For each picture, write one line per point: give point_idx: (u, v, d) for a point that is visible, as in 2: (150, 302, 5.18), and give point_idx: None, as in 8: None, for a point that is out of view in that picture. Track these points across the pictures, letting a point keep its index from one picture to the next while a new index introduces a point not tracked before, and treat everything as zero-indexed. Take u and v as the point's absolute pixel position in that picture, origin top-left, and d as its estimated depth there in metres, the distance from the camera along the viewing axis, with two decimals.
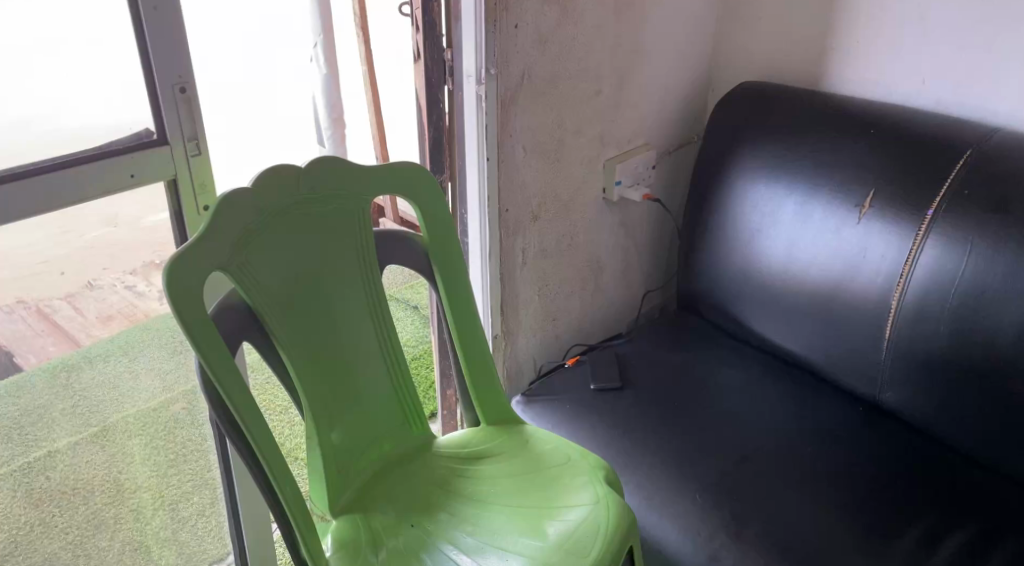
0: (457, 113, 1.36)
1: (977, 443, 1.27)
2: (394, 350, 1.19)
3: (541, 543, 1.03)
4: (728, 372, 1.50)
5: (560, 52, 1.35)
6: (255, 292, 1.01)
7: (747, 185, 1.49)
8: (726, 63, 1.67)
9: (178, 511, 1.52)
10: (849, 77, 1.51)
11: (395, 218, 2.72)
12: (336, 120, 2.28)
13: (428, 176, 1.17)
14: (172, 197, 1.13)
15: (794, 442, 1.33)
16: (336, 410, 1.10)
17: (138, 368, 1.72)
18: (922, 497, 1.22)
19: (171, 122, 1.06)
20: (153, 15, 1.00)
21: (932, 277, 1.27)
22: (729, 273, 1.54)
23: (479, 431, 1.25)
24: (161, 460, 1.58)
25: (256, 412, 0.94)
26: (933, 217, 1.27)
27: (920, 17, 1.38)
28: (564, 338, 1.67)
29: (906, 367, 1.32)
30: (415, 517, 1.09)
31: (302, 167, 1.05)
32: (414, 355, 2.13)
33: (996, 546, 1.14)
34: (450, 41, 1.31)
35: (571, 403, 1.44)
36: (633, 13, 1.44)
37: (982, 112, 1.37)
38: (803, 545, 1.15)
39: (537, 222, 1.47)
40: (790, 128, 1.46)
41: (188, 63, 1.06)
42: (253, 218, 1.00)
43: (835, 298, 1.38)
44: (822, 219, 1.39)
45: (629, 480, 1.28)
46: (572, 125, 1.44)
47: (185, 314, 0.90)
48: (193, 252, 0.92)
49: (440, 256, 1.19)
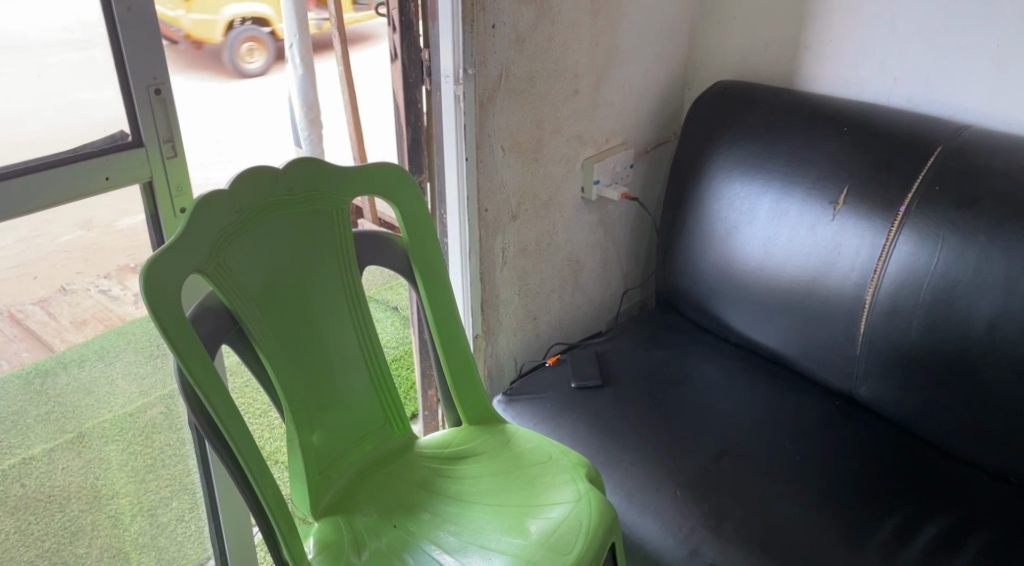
0: (435, 113, 1.36)
1: (947, 434, 1.29)
2: (374, 351, 1.19)
3: (523, 541, 1.04)
4: (707, 369, 1.51)
5: (538, 52, 1.35)
6: (233, 294, 1.00)
7: (723, 183, 1.51)
8: (702, 62, 1.69)
9: (156, 517, 1.56)
10: (820, 76, 1.53)
11: (374, 218, 2.72)
12: (313, 123, 2.26)
13: (407, 175, 1.17)
14: (148, 200, 1.12)
15: (773, 436, 1.34)
16: (316, 411, 1.10)
17: (114, 372, 1.59)
18: (897, 489, 1.24)
19: (146, 125, 1.05)
20: (127, 17, 1.00)
21: (905, 272, 1.29)
22: (705, 271, 1.55)
23: (460, 431, 1.25)
24: (139, 465, 1.56)
25: (236, 415, 0.94)
26: (905, 214, 1.29)
27: (890, 16, 1.40)
28: (544, 337, 1.67)
29: (880, 361, 1.34)
30: (397, 518, 1.08)
31: (279, 168, 1.05)
32: (395, 356, 2.13)
33: (968, 534, 1.17)
34: (427, 41, 1.31)
35: (552, 401, 1.44)
36: (610, 13, 1.45)
37: (949, 110, 1.39)
38: (784, 538, 1.16)
39: (516, 221, 1.48)
40: (765, 126, 1.47)
41: (164, 65, 1.05)
42: (229, 219, 1.00)
43: (812, 294, 1.40)
44: (797, 216, 1.41)
45: (610, 477, 1.29)
46: (550, 125, 1.44)
47: (162, 315, 0.90)
48: (170, 254, 0.92)
49: (419, 256, 1.19)
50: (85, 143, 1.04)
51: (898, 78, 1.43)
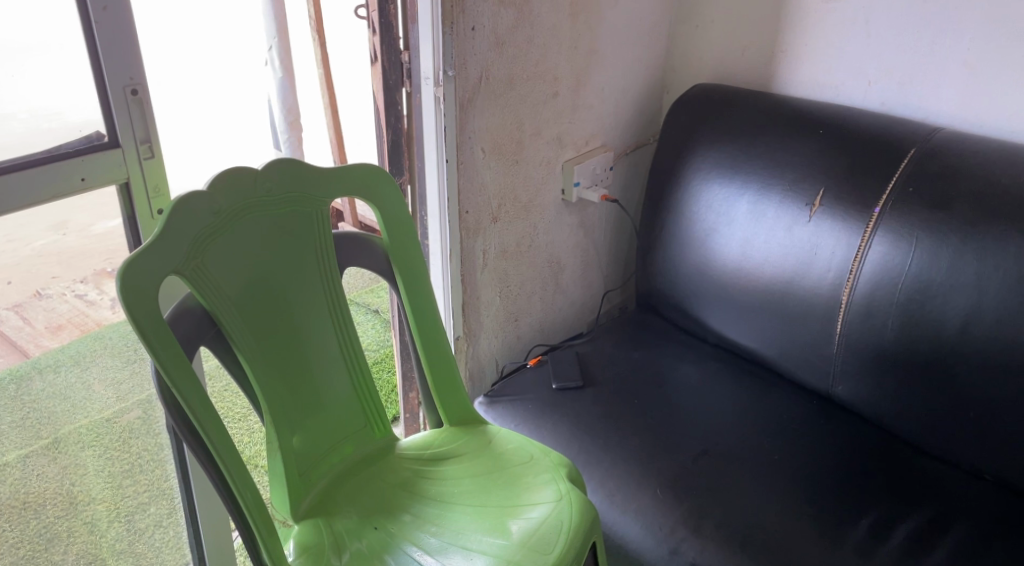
0: (415, 115, 1.36)
1: (921, 431, 1.31)
2: (354, 353, 1.18)
3: (505, 542, 1.04)
4: (687, 369, 1.52)
5: (517, 55, 1.36)
6: (211, 295, 0.99)
7: (702, 184, 1.52)
8: (680, 65, 1.70)
9: (133, 523, 1.51)
10: (796, 79, 1.55)
11: (354, 222, 2.71)
12: (293, 125, 2.24)
13: (387, 177, 1.17)
14: (125, 201, 1.11)
15: (751, 435, 1.36)
16: (296, 413, 1.09)
17: (90, 378, 1.62)
18: (874, 487, 1.25)
19: (122, 126, 1.05)
20: (103, 16, 0.99)
21: (880, 272, 1.31)
22: (684, 272, 1.56)
23: (441, 432, 1.25)
24: (116, 471, 1.54)
25: (215, 417, 0.93)
26: (880, 215, 1.31)
27: (865, 20, 1.43)
28: (525, 338, 1.67)
29: (857, 360, 1.36)
30: (378, 520, 1.08)
31: (258, 169, 1.04)
32: (376, 359, 2.12)
33: (943, 530, 1.18)
34: (407, 44, 1.31)
35: (533, 402, 1.44)
36: (589, 16, 1.45)
37: (922, 113, 1.42)
38: (763, 536, 1.17)
39: (497, 223, 1.48)
40: (742, 128, 1.49)
41: (140, 65, 1.04)
42: (208, 220, 0.99)
43: (790, 294, 1.41)
44: (774, 218, 1.42)
45: (592, 477, 1.30)
46: (530, 126, 1.45)
47: (139, 317, 0.89)
48: (146, 255, 0.91)
49: (400, 258, 1.19)
50: (60, 144, 1.02)
51: (871, 81, 1.45)
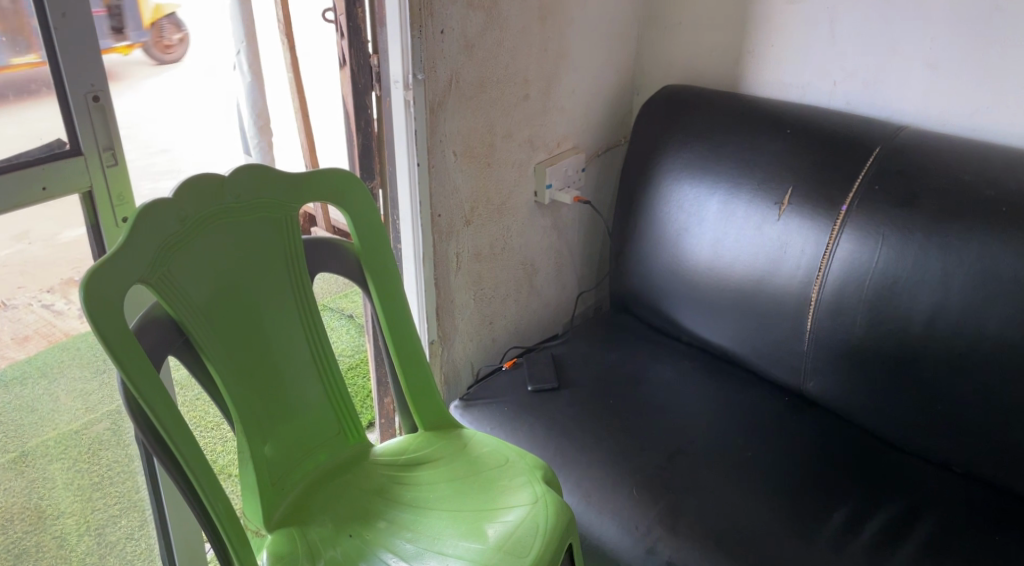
0: (386, 119, 1.36)
1: (891, 426, 1.33)
2: (326, 359, 1.17)
3: (481, 546, 1.03)
4: (661, 368, 1.53)
5: (487, 58, 1.36)
6: (178, 303, 0.98)
7: (672, 185, 1.53)
8: (649, 67, 1.71)
9: (104, 536, 1.52)
10: (763, 80, 1.57)
11: (328, 227, 2.70)
12: (262, 129, 2.22)
13: (357, 181, 1.16)
14: (88, 209, 1.09)
15: (725, 433, 1.36)
16: (267, 421, 1.08)
17: (56, 390, 1.51)
18: (846, 481, 1.27)
19: (84, 133, 1.03)
20: (62, 22, 0.97)
21: (848, 269, 1.32)
22: (656, 272, 1.57)
23: (415, 437, 1.24)
24: (85, 483, 1.54)
25: (183, 427, 0.92)
26: (847, 213, 1.33)
27: (829, 21, 1.44)
28: (500, 340, 1.67)
29: (827, 357, 1.37)
30: (353, 527, 1.07)
31: (225, 175, 1.03)
32: (350, 364, 2.10)
33: (914, 522, 1.20)
34: (376, 47, 1.30)
35: (508, 405, 1.44)
36: (558, 19, 1.46)
37: (886, 112, 1.44)
38: (738, 533, 1.18)
39: (470, 226, 1.48)
40: (711, 129, 1.50)
41: (102, 71, 1.03)
42: (174, 227, 0.98)
43: (760, 292, 1.43)
44: (743, 217, 1.44)
45: (568, 479, 1.30)
46: (501, 129, 1.45)
47: (104, 327, 0.87)
48: (111, 264, 0.90)
49: (373, 264, 1.18)
50: (20, 153, 1.01)
51: (837, 82, 1.47)
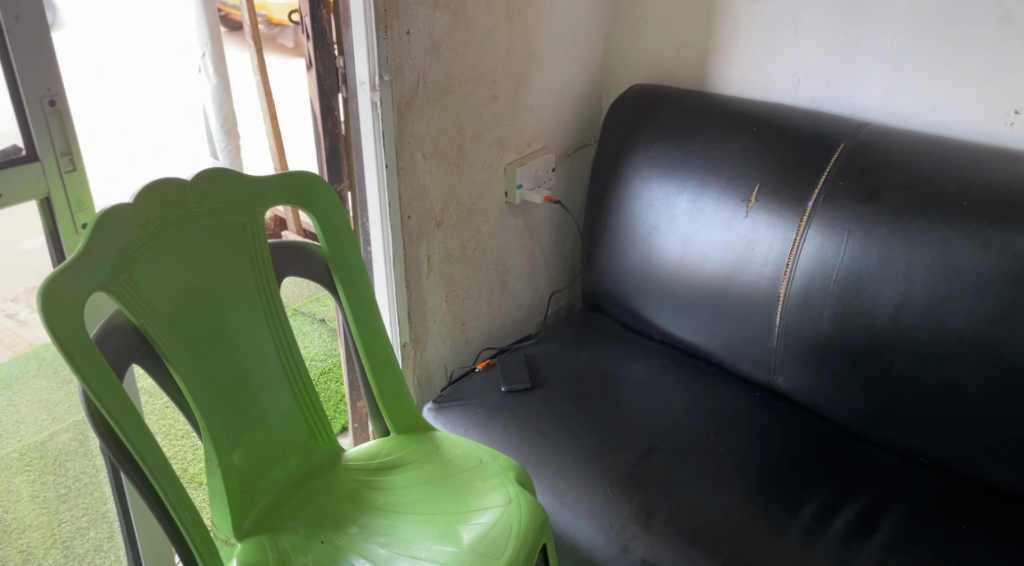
0: (353, 121, 1.35)
1: (860, 419, 1.34)
2: (295, 364, 1.16)
3: (455, 548, 1.03)
4: (634, 366, 1.53)
5: (454, 58, 1.35)
6: (141, 310, 0.96)
7: (642, 183, 1.53)
8: (617, 65, 1.72)
9: (71, 548, 1.43)
10: (730, 78, 1.58)
11: (298, 230, 2.67)
12: (229, 133, 2.20)
13: (324, 184, 1.15)
14: (46, 216, 1.07)
15: (698, 429, 1.37)
16: (235, 428, 1.06)
17: (18, 400, 1.59)
18: (816, 474, 1.28)
19: (41, 138, 1.01)
20: (15, 26, 0.95)
21: (815, 264, 1.33)
22: (627, 270, 1.57)
23: (387, 441, 1.23)
24: (51, 496, 1.49)
25: (148, 436, 0.90)
26: (813, 209, 1.34)
27: (793, 19, 1.46)
28: (473, 342, 1.66)
29: (796, 352, 1.38)
30: (324, 533, 1.06)
31: (188, 180, 1.02)
32: (323, 369, 2.08)
33: (883, 512, 1.21)
34: (341, 48, 1.29)
35: (482, 407, 1.43)
36: (525, 19, 1.46)
37: (850, 109, 1.45)
38: (712, 528, 1.19)
39: (440, 228, 1.47)
40: (679, 127, 1.51)
41: (58, 75, 1.01)
42: (135, 233, 0.96)
43: (729, 289, 1.44)
44: (712, 214, 1.44)
45: (542, 479, 1.29)
46: (470, 129, 1.44)
47: (64, 335, 0.86)
48: (70, 272, 0.88)
49: (341, 267, 1.17)
50: None
51: (801, 78, 1.49)
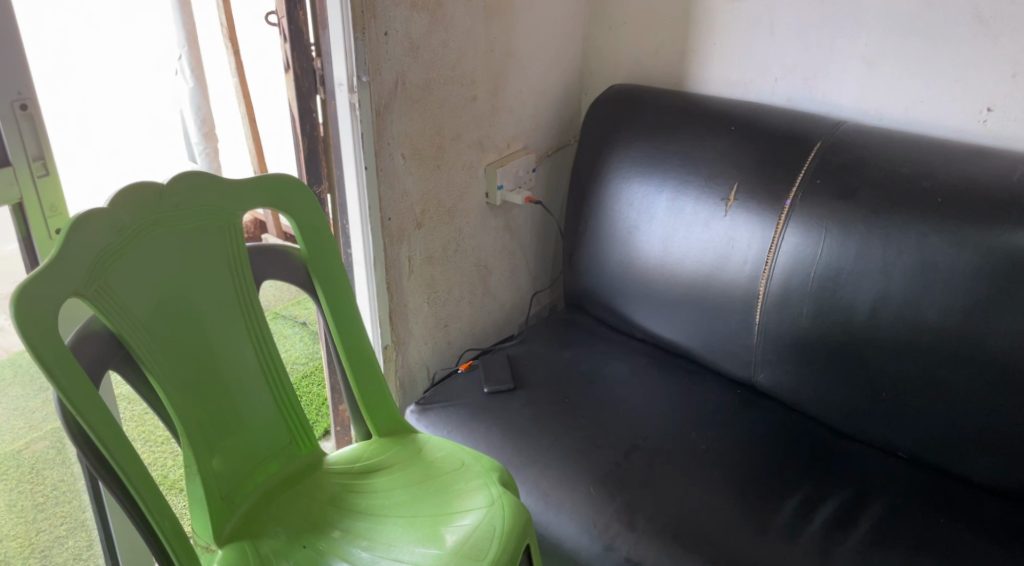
0: (331, 122, 1.34)
1: (839, 415, 1.35)
2: (275, 369, 1.15)
3: (438, 551, 1.03)
4: (615, 366, 1.54)
5: (432, 59, 1.35)
6: (116, 317, 0.95)
7: (622, 183, 1.54)
8: (596, 65, 1.72)
9: (49, 557, 1.40)
10: (708, 78, 1.58)
11: (278, 233, 2.65)
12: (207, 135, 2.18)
13: (302, 187, 1.14)
14: (19, 222, 1.05)
15: (680, 427, 1.38)
16: (214, 434, 1.05)
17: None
18: (797, 470, 1.29)
19: (12, 143, 0.99)
20: None
21: (794, 262, 1.34)
22: (608, 270, 1.58)
23: (370, 444, 1.22)
24: (28, 505, 1.47)
25: (125, 444, 0.89)
26: (791, 208, 1.35)
27: (769, 19, 1.47)
28: (455, 343, 1.66)
29: (776, 349, 1.39)
30: (307, 538, 1.06)
31: (164, 184, 1.01)
32: (304, 372, 2.07)
33: (863, 507, 1.22)
34: (319, 50, 1.28)
35: (464, 408, 1.43)
36: (503, 19, 1.45)
37: (827, 107, 1.46)
38: (694, 526, 1.19)
39: (421, 229, 1.47)
40: (657, 127, 1.51)
41: (29, 79, 0.99)
42: (109, 238, 0.95)
43: (710, 287, 1.44)
44: (691, 213, 1.45)
45: (525, 479, 1.29)
46: (449, 130, 1.44)
47: (37, 343, 0.85)
48: (43, 279, 0.87)
49: (320, 270, 1.17)
50: None
51: (778, 78, 1.50)
